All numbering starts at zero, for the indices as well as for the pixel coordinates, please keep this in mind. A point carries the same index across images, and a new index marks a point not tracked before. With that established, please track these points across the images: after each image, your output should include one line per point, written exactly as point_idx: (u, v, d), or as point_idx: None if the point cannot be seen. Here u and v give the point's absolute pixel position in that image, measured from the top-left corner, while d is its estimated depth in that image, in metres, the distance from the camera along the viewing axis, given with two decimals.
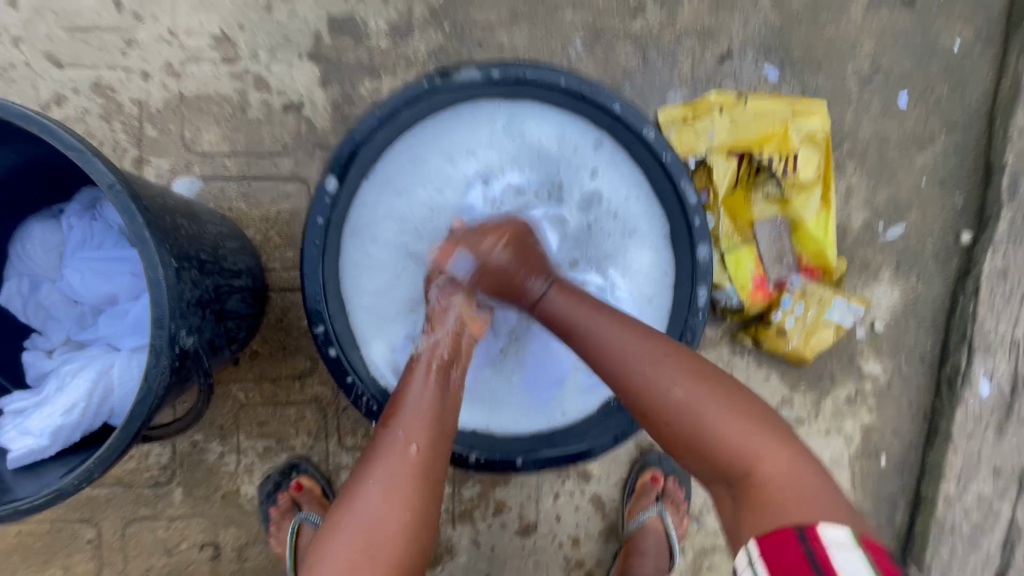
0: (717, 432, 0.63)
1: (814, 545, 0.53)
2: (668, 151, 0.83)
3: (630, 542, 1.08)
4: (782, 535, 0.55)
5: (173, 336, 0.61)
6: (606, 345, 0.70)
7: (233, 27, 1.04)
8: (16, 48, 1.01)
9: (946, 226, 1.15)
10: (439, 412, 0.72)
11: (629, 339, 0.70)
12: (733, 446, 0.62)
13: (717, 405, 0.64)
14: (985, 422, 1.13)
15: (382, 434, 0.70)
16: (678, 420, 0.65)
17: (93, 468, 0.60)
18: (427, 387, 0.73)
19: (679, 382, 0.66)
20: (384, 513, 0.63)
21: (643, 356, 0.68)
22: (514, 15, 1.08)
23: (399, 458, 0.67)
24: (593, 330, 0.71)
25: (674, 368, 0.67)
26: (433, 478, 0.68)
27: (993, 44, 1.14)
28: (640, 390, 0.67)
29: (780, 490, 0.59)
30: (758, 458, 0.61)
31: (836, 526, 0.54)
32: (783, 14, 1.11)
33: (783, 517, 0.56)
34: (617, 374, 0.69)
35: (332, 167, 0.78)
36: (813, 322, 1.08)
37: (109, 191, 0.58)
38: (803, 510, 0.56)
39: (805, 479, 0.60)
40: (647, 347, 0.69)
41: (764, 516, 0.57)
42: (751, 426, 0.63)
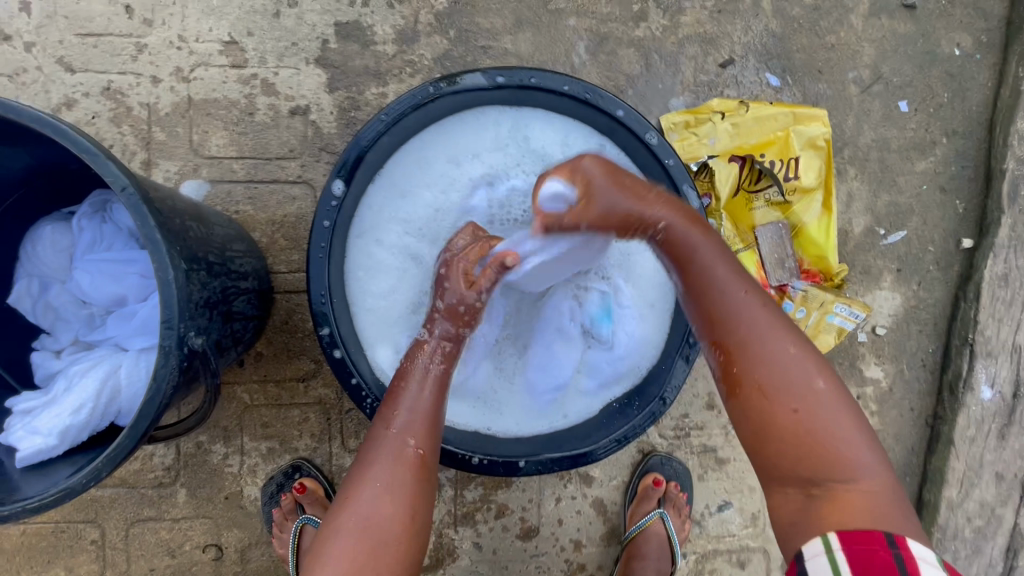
0: (824, 422, 0.63)
1: (902, 552, 0.56)
2: (670, 155, 0.84)
3: (631, 545, 1.09)
4: (867, 536, 0.57)
5: (182, 336, 0.62)
6: (738, 305, 0.68)
7: (242, 32, 1.05)
8: (27, 52, 1.03)
9: (947, 231, 1.16)
10: (435, 409, 0.73)
11: (756, 308, 0.68)
12: (834, 440, 0.62)
13: (829, 399, 0.64)
14: (987, 427, 1.14)
15: (380, 434, 0.71)
16: (788, 401, 0.64)
17: (101, 467, 0.61)
18: (425, 386, 0.74)
19: (801, 363, 0.65)
20: (388, 512, 0.66)
21: (768, 327, 0.67)
22: (519, 21, 1.09)
23: (399, 459, 0.69)
24: (726, 289, 0.69)
25: (797, 350, 0.66)
26: (430, 476, 0.70)
27: (993, 52, 1.15)
28: (760, 364, 0.65)
29: (869, 502, 0.60)
30: (854, 461, 0.62)
31: (921, 544, 0.57)
32: (784, 21, 1.13)
33: (863, 521, 0.59)
34: (738, 332, 0.67)
35: (339, 170, 0.79)
36: (814, 326, 1.08)
37: (122, 194, 0.59)
38: (888, 522, 0.59)
39: (891, 497, 0.61)
40: (774, 321, 0.68)
41: (848, 517, 0.59)
42: (855, 427, 0.63)
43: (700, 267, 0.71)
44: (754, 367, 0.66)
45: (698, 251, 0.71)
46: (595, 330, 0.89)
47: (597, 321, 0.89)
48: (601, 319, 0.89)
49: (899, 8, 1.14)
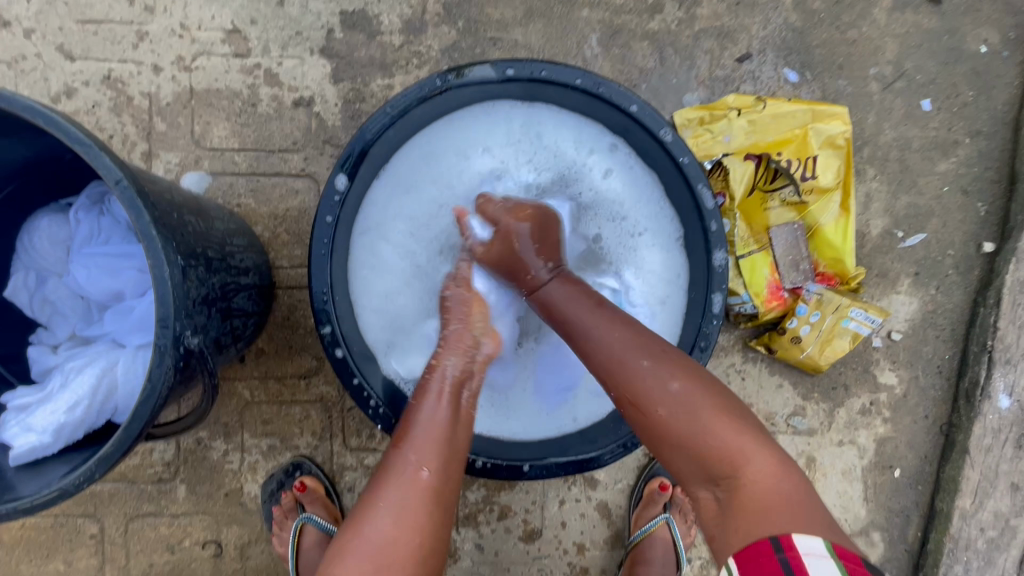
0: (706, 428, 0.61)
1: (789, 555, 0.52)
2: (685, 153, 0.80)
3: (637, 550, 1.06)
4: (759, 545, 0.54)
5: (178, 336, 0.60)
6: (601, 341, 0.67)
7: (245, 21, 1.02)
8: (26, 39, 1.01)
9: (968, 235, 1.13)
10: (450, 434, 0.70)
11: (620, 330, 0.68)
12: (715, 440, 0.61)
13: (704, 403, 0.62)
14: (1004, 437, 1.10)
15: (392, 456, 0.68)
16: (661, 407, 0.63)
17: (94, 469, 0.59)
18: (440, 409, 0.71)
19: (665, 373, 0.64)
20: (391, 535, 0.62)
21: (633, 345, 0.66)
22: (529, 12, 1.06)
23: (410, 484, 0.65)
24: (591, 325, 0.69)
25: (667, 363, 0.65)
26: (444, 503, 0.66)
27: (1021, 49, 1.11)
28: (637, 379, 0.64)
29: (761, 494, 0.58)
30: (741, 453, 0.60)
31: (810, 536, 0.54)
32: (804, 15, 1.09)
33: (761, 527, 0.55)
34: (607, 361, 0.67)
35: (342, 164, 0.76)
36: (829, 330, 1.05)
37: (115, 187, 0.57)
38: (779, 520, 0.55)
39: (787, 479, 0.59)
40: (642, 343, 0.67)
41: (746, 521, 0.57)
42: (735, 429, 0.61)
43: (575, 324, 0.70)
44: (635, 392, 0.64)
45: (563, 303, 0.72)
46: None
47: None
48: None
49: (924, 2, 1.10)
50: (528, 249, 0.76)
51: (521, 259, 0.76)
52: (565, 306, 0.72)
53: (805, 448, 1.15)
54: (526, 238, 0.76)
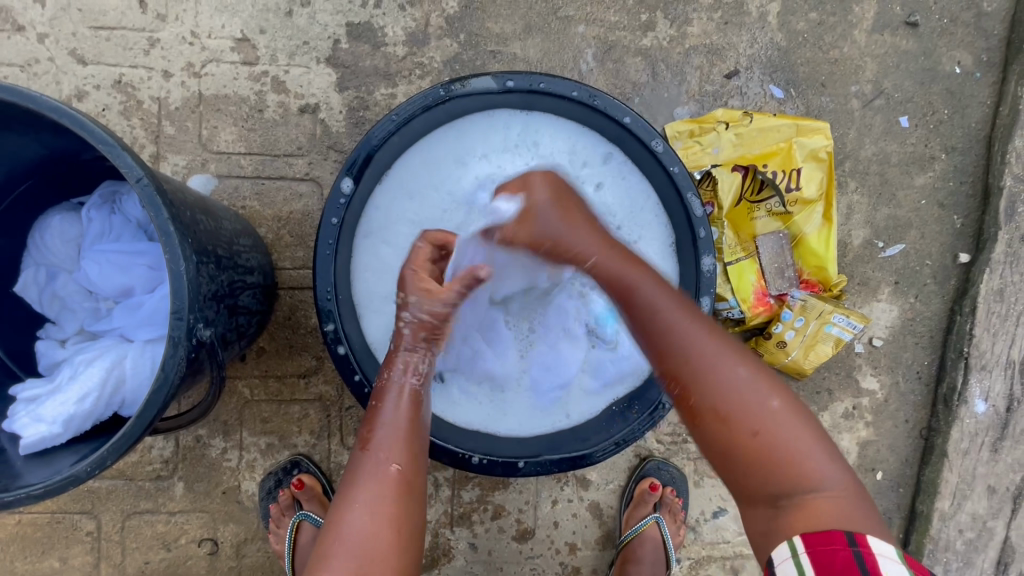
0: (787, 437, 0.63)
1: (862, 550, 0.56)
2: (676, 163, 0.85)
3: (627, 548, 1.09)
4: (831, 536, 0.58)
5: (191, 327, 0.63)
6: (691, 331, 0.68)
7: (254, 30, 1.06)
8: (40, 43, 1.04)
9: (945, 246, 1.18)
10: (416, 427, 0.72)
11: (704, 332, 0.68)
12: (796, 452, 0.62)
13: (787, 412, 0.64)
14: (980, 441, 1.15)
15: (359, 458, 0.70)
16: (748, 421, 0.63)
17: (106, 455, 0.61)
18: (403, 406, 0.72)
19: (757, 383, 0.65)
20: (371, 530, 0.64)
21: (712, 347, 0.67)
22: (528, 27, 1.10)
23: (381, 479, 0.68)
24: (672, 323, 0.69)
25: (756, 377, 0.66)
26: (415, 493, 0.69)
27: (993, 70, 1.17)
28: (730, 380, 0.65)
29: (835, 506, 0.60)
30: (818, 471, 0.62)
31: (883, 541, 0.57)
32: (789, 35, 1.14)
33: (830, 523, 0.59)
34: (696, 361, 0.66)
35: (349, 168, 0.80)
36: (812, 336, 1.09)
37: (136, 184, 0.59)
38: (850, 521, 0.59)
39: (854, 497, 0.62)
40: (737, 352, 0.67)
41: (811, 517, 0.60)
42: (814, 445, 0.64)
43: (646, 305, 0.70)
44: (712, 399, 0.65)
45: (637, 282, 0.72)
46: (599, 329, 0.91)
47: (601, 321, 0.91)
48: (606, 320, 0.91)
49: (902, 25, 1.16)
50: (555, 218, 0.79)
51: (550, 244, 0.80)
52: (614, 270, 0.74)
53: None
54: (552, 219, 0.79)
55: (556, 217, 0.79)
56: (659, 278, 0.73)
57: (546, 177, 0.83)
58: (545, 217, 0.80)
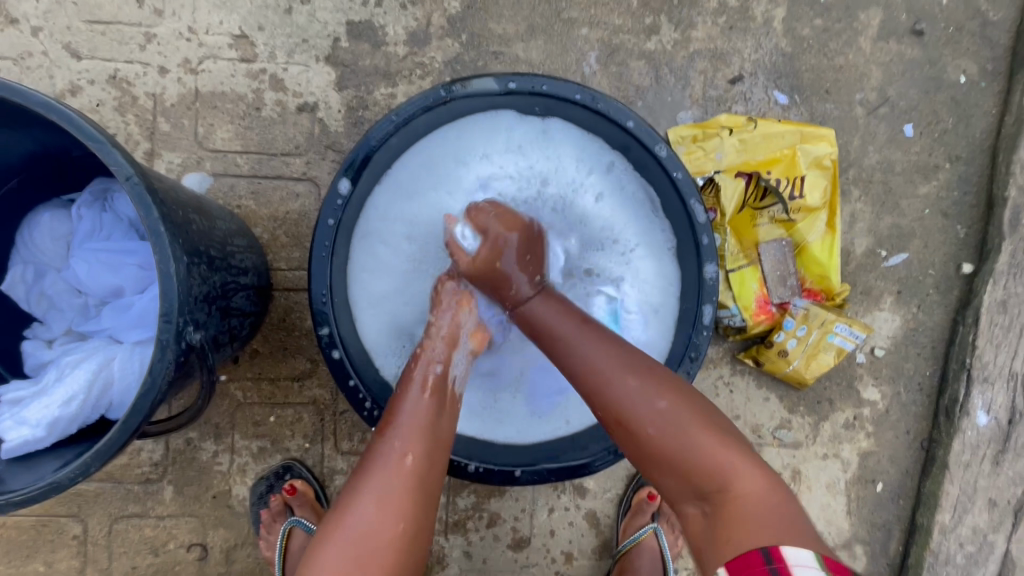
0: (687, 441, 0.65)
1: (778, 567, 0.53)
2: (679, 168, 0.84)
3: (626, 558, 1.07)
4: (749, 557, 0.56)
5: (180, 331, 0.61)
6: (585, 355, 0.71)
7: (252, 27, 1.04)
8: (34, 37, 1.02)
9: (948, 255, 1.17)
10: (434, 424, 0.71)
11: (605, 348, 0.71)
12: (699, 452, 0.64)
13: (689, 418, 0.66)
14: (982, 453, 1.13)
15: (378, 447, 0.69)
16: (647, 424, 0.66)
17: (90, 462, 0.59)
18: (422, 400, 0.72)
19: (651, 389, 0.68)
20: (376, 521, 0.63)
21: (612, 363, 0.69)
22: (532, 28, 1.09)
23: (394, 470, 0.67)
24: (573, 337, 0.72)
25: (649, 381, 0.69)
26: (427, 489, 0.68)
27: (998, 80, 1.16)
28: (622, 399, 0.68)
29: (748, 504, 0.60)
30: (727, 468, 0.63)
31: (799, 547, 0.55)
32: (795, 41, 1.13)
33: (750, 539, 0.57)
34: (595, 377, 0.70)
35: (346, 169, 0.79)
36: (814, 344, 1.08)
37: (125, 182, 0.58)
38: (766, 531, 0.57)
39: (770, 493, 0.62)
40: (631, 361, 0.70)
41: (742, 534, 0.58)
42: (720, 444, 0.65)
43: (553, 329, 0.75)
44: (615, 409, 0.68)
45: (550, 329, 0.75)
46: None
47: (602, 325, 0.89)
48: (607, 325, 0.89)
49: (907, 33, 1.15)
50: (510, 263, 0.79)
51: (503, 273, 0.79)
52: (539, 312, 0.77)
53: (790, 460, 1.17)
54: (512, 255, 0.79)
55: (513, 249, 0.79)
56: (562, 303, 0.78)
57: (500, 210, 0.81)
58: (507, 257, 0.79)
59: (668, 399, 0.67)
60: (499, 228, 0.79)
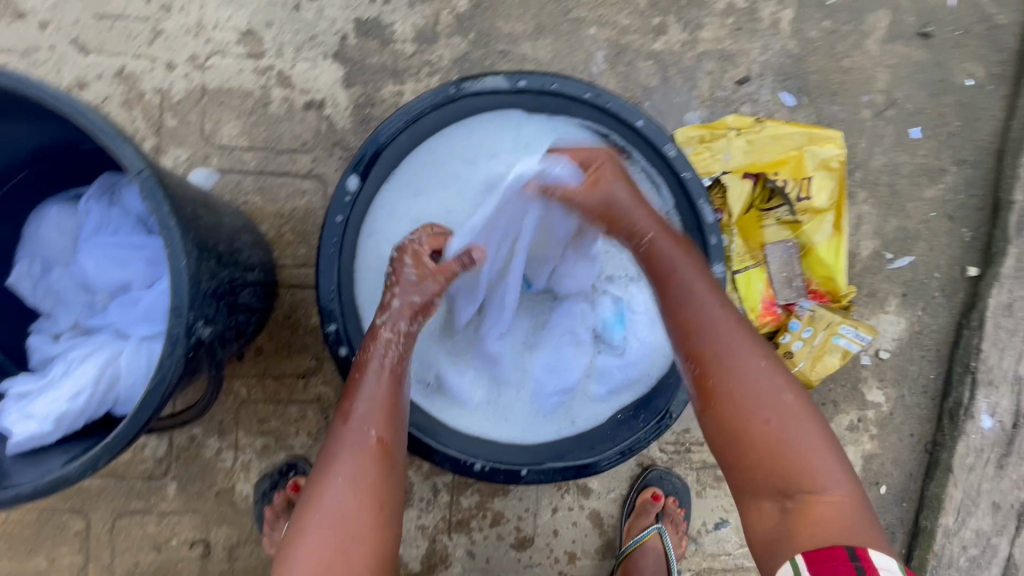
0: (794, 433, 0.65)
1: (863, 565, 0.57)
2: (687, 169, 0.84)
3: (628, 559, 1.08)
4: (833, 552, 0.59)
5: (190, 325, 0.61)
6: (709, 318, 0.69)
7: (261, 23, 1.04)
8: (41, 31, 1.02)
9: (954, 258, 1.17)
10: (395, 397, 0.72)
11: (726, 319, 0.70)
12: (807, 450, 0.64)
13: (801, 411, 0.66)
14: (985, 456, 1.14)
15: (341, 430, 0.69)
16: (757, 404, 0.65)
17: (98, 456, 0.59)
18: (381, 378, 0.71)
19: (765, 370, 0.67)
20: (353, 504, 0.65)
21: (740, 341, 0.68)
22: (539, 27, 1.09)
23: (362, 451, 0.68)
24: (698, 298, 0.71)
25: (763, 362, 0.67)
26: (395, 462, 0.69)
27: (1004, 84, 1.16)
28: (735, 374, 0.67)
29: (836, 509, 0.62)
30: (824, 474, 0.64)
31: (884, 555, 0.59)
32: (802, 43, 1.13)
33: (831, 536, 0.60)
34: (708, 344, 0.68)
35: (355, 166, 0.78)
36: (820, 346, 1.08)
37: (137, 176, 0.57)
38: (850, 534, 0.60)
39: (858, 504, 0.64)
40: (744, 337, 0.69)
41: (816, 527, 0.61)
42: (823, 443, 0.65)
43: (681, 279, 0.72)
44: (728, 379, 0.67)
45: (677, 268, 0.72)
46: (606, 335, 0.90)
47: (609, 326, 0.90)
48: (613, 325, 0.90)
49: (915, 35, 1.15)
50: (625, 200, 0.77)
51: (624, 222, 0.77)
52: (665, 256, 0.73)
53: None
54: (617, 196, 0.77)
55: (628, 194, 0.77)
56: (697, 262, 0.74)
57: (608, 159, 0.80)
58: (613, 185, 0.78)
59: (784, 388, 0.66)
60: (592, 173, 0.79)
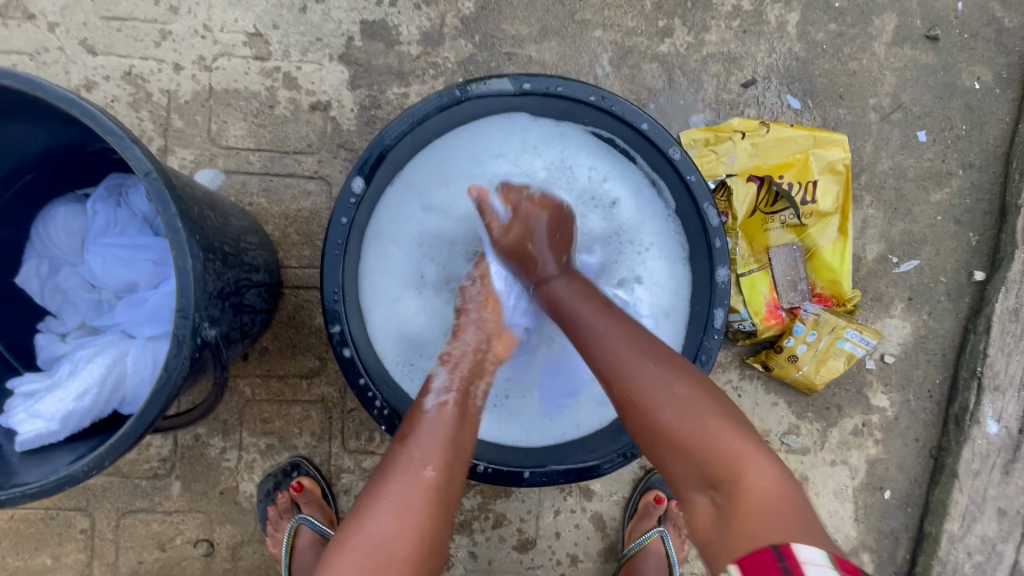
0: (703, 427, 0.64)
1: (790, 564, 0.52)
2: (693, 172, 0.84)
3: (630, 562, 1.07)
4: (760, 554, 0.54)
5: (196, 326, 0.61)
6: (605, 337, 0.72)
7: (267, 25, 1.05)
8: (50, 32, 1.02)
9: (960, 263, 1.16)
10: (455, 437, 0.70)
11: (621, 336, 0.72)
12: (710, 437, 0.64)
13: (707, 411, 0.66)
14: (992, 462, 1.13)
15: (397, 456, 0.68)
16: (664, 411, 0.66)
17: (104, 455, 0.59)
18: (445, 413, 0.72)
19: (664, 376, 0.68)
20: (394, 534, 0.61)
21: (632, 351, 0.70)
22: (545, 30, 1.09)
23: (414, 483, 0.65)
24: (591, 321, 0.74)
25: (662, 367, 0.69)
26: (446, 504, 0.66)
27: (1013, 87, 1.16)
28: (636, 386, 0.68)
29: (761, 493, 0.59)
30: (741, 461, 0.62)
31: (810, 546, 0.54)
32: (808, 45, 1.13)
33: (763, 537, 0.55)
34: (607, 363, 0.70)
35: (360, 167, 0.79)
36: (825, 350, 1.07)
37: (144, 178, 0.58)
38: (779, 528, 0.56)
39: (784, 490, 0.60)
40: (638, 344, 0.71)
41: (750, 524, 0.57)
42: (738, 437, 0.64)
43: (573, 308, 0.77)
44: (630, 391, 0.68)
45: (575, 304, 0.77)
46: None
47: None
48: None
49: (922, 38, 1.14)
50: (541, 245, 0.82)
51: (536, 254, 0.82)
52: (563, 293, 0.79)
53: (799, 466, 1.16)
54: (541, 238, 0.83)
55: (544, 221, 0.83)
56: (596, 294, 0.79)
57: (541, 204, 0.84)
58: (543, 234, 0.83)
59: (682, 387, 0.67)
60: (535, 210, 0.84)
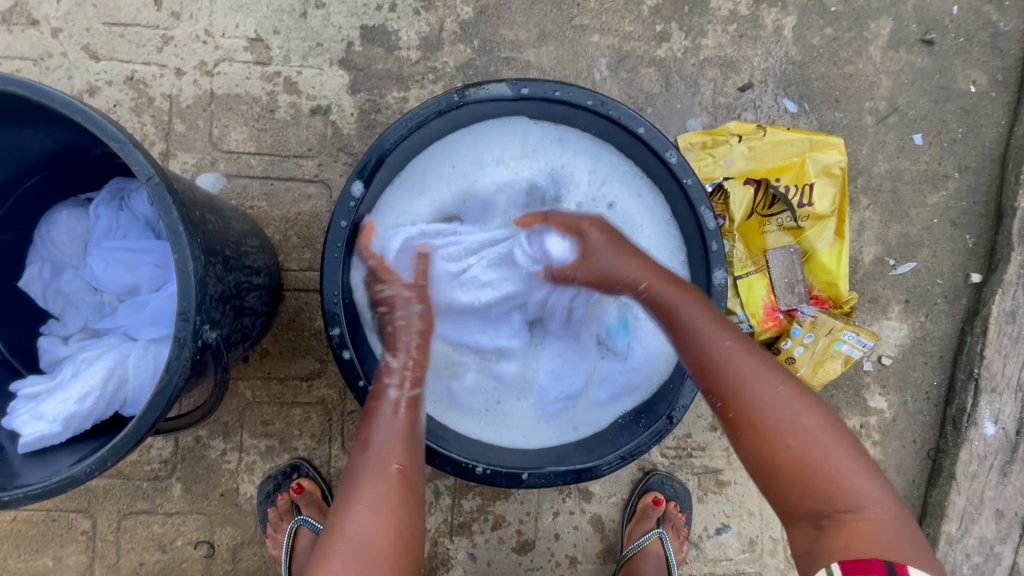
0: (828, 456, 0.63)
1: None
2: (689, 175, 0.83)
3: (629, 563, 1.08)
4: (872, 565, 0.58)
5: (196, 329, 0.62)
6: (725, 358, 0.68)
7: (268, 30, 1.06)
8: (53, 38, 1.04)
9: (956, 265, 1.17)
10: (415, 428, 0.73)
11: (745, 353, 0.69)
12: (836, 470, 0.63)
13: (829, 436, 0.64)
14: (989, 464, 1.14)
15: (362, 459, 0.70)
16: (783, 438, 0.64)
17: (106, 456, 0.60)
18: (400, 408, 0.74)
19: (794, 402, 0.65)
20: (372, 530, 0.64)
21: (759, 368, 0.67)
22: (543, 35, 1.10)
23: (381, 479, 0.68)
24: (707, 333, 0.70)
25: (788, 390, 0.66)
26: (417, 493, 0.69)
27: (1008, 90, 1.16)
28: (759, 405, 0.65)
29: (878, 529, 0.61)
30: (863, 494, 0.62)
31: None
32: (804, 49, 1.14)
33: (869, 550, 0.59)
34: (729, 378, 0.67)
35: (360, 172, 0.78)
36: (821, 352, 1.06)
37: (146, 182, 0.59)
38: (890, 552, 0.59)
39: (900, 519, 0.62)
40: (763, 364, 0.68)
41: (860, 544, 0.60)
42: (859, 464, 0.64)
43: (687, 321, 0.72)
44: (751, 416, 0.65)
45: (682, 307, 0.72)
46: (610, 341, 0.92)
47: (613, 333, 0.92)
48: (617, 332, 0.92)
49: (917, 42, 1.15)
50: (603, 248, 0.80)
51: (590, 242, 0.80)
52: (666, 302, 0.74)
53: None
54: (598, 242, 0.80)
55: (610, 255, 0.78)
56: (703, 299, 0.74)
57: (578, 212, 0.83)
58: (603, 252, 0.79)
59: (809, 413, 0.65)
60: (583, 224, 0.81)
